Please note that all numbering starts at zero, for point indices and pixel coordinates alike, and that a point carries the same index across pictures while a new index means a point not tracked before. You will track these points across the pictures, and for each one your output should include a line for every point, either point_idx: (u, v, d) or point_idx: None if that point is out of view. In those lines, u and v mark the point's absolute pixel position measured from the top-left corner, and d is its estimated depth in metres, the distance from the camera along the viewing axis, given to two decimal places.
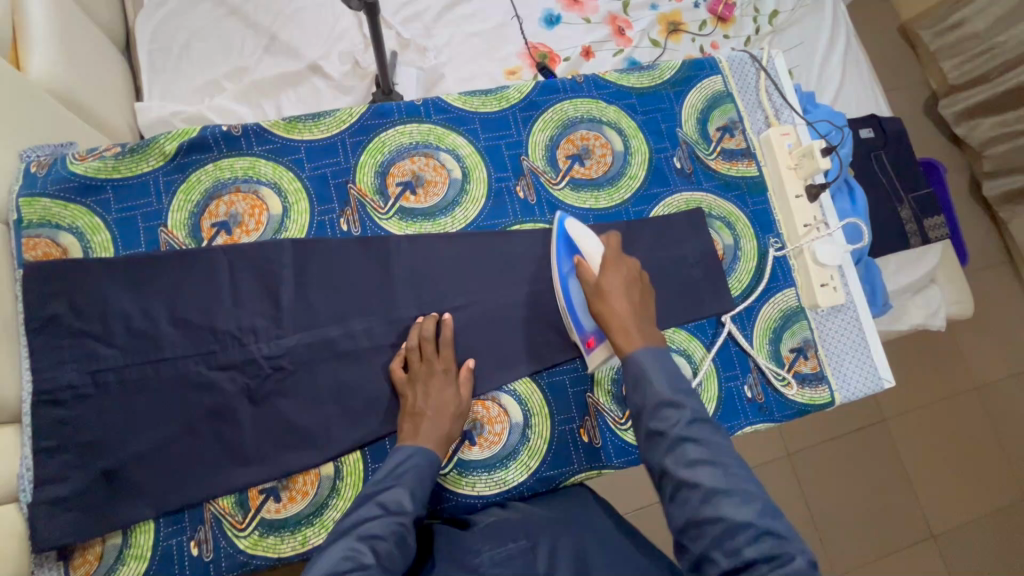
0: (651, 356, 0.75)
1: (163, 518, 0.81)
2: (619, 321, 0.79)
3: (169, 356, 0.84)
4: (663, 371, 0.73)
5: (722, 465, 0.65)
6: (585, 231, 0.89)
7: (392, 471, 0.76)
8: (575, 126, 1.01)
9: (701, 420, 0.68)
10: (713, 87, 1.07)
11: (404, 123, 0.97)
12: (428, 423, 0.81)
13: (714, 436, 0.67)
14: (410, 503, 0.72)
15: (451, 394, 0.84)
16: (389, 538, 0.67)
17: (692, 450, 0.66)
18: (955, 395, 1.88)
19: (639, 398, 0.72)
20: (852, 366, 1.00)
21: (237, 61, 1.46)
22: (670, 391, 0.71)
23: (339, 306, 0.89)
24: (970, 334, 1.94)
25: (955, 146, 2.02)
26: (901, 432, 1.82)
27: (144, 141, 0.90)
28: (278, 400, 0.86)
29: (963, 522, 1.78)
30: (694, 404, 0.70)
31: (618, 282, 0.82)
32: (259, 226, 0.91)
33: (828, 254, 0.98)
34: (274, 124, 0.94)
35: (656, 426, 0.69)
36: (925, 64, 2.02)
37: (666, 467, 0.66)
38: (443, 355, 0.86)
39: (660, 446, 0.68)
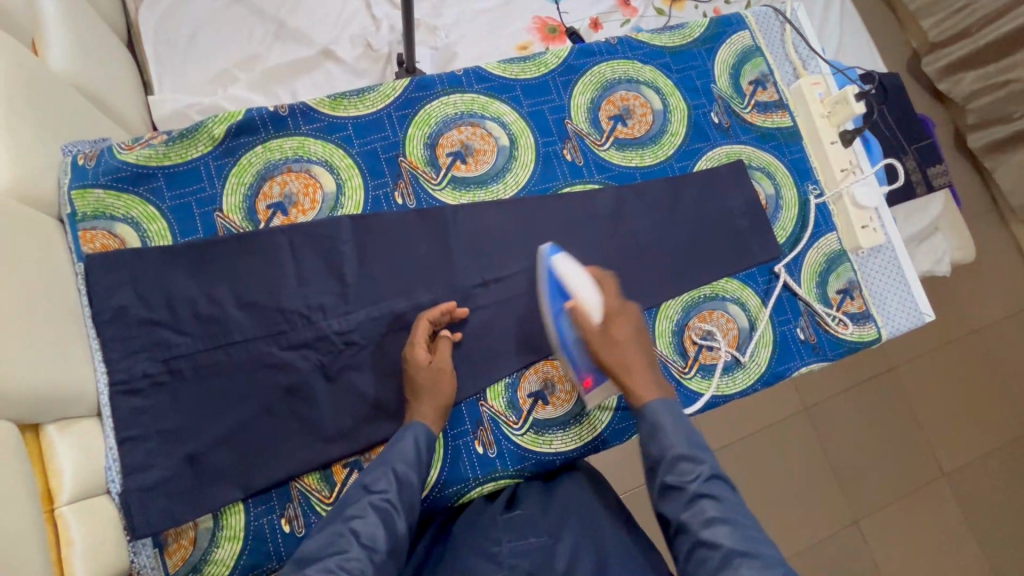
0: (666, 408, 0.81)
1: (252, 499, 0.81)
2: (631, 375, 0.83)
3: (241, 340, 0.84)
4: (677, 424, 0.80)
5: (738, 526, 0.71)
6: (574, 268, 0.86)
7: (380, 454, 0.78)
8: (614, 88, 1.02)
9: (716, 478, 0.75)
10: (742, 42, 1.09)
11: (448, 94, 0.97)
12: (416, 402, 0.82)
13: (728, 494, 0.74)
14: (390, 484, 0.75)
15: (421, 371, 0.83)
16: (368, 520, 0.71)
17: (708, 508, 0.73)
18: (956, 341, 1.96)
19: (657, 449, 0.79)
20: (894, 303, 1.04)
21: (247, 49, 1.44)
22: (688, 445, 0.78)
23: (402, 279, 0.90)
24: (970, 279, 2.02)
25: (938, 104, 2.09)
26: (911, 378, 1.89)
27: (191, 126, 0.88)
28: (353, 375, 0.86)
29: (974, 458, 1.86)
30: (710, 458, 0.77)
31: (627, 333, 0.84)
32: (314, 204, 0.91)
33: (866, 196, 1.03)
34: (319, 102, 0.93)
35: (673, 479, 0.76)
36: (906, 25, 2.08)
37: (683, 524, 0.73)
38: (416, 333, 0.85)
39: (677, 500, 0.75)
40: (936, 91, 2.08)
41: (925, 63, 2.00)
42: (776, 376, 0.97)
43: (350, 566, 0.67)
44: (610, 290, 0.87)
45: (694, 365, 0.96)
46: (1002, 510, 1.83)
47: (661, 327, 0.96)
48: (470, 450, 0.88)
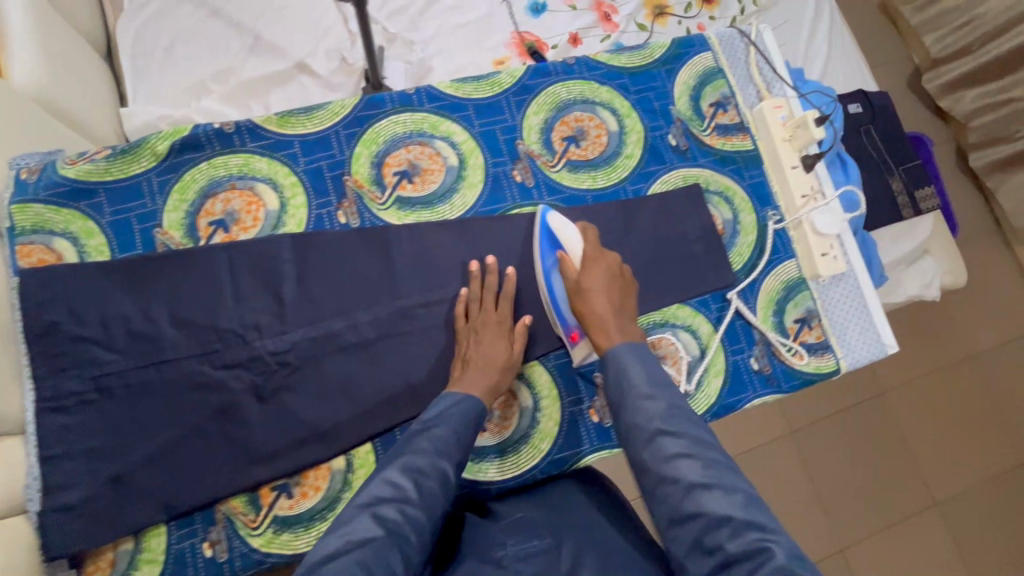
0: (629, 351, 0.78)
1: (175, 522, 0.80)
2: (600, 318, 0.82)
3: (173, 358, 0.83)
4: (641, 364, 0.77)
5: (700, 459, 0.67)
6: (565, 223, 0.90)
7: (440, 412, 0.77)
8: (568, 108, 1.00)
9: (678, 413, 0.71)
10: (704, 63, 1.07)
11: (398, 112, 0.96)
12: (476, 373, 0.83)
13: (689, 427, 0.70)
14: (454, 444, 0.74)
15: (496, 342, 0.86)
16: (433, 476, 0.70)
17: (669, 443, 0.69)
18: (943, 366, 1.90)
19: (616, 391, 0.75)
20: (855, 334, 1.01)
21: (222, 61, 1.45)
22: (647, 384, 0.74)
23: (342, 299, 0.89)
24: (964, 303, 1.96)
25: (941, 120, 2.04)
26: (901, 405, 1.83)
27: (134, 141, 0.88)
28: (286, 396, 0.85)
29: (965, 486, 1.80)
30: (669, 395, 0.73)
31: (601, 281, 0.84)
32: (256, 222, 0.90)
33: (827, 223, 1.00)
34: (266, 119, 0.92)
35: (633, 420, 0.72)
36: (908, 41, 2.05)
37: (645, 464, 0.69)
38: (500, 309, 0.89)
39: (638, 439, 0.71)
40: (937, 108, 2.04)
41: (925, 79, 1.96)
42: (727, 408, 0.94)
43: (410, 513, 0.66)
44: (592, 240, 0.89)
45: None
46: (992, 545, 1.76)
47: None
48: None
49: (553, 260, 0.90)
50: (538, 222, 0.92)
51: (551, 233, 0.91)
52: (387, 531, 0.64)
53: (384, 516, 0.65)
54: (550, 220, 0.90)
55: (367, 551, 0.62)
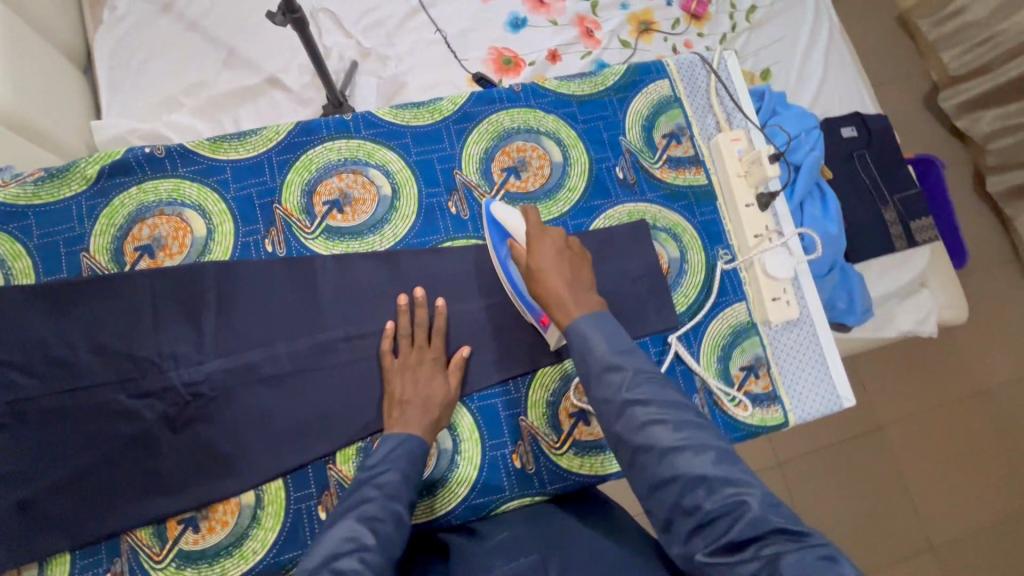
0: (590, 325, 0.73)
1: (80, 550, 0.80)
2: (556, 303, 0.75)
3: (87, 385, 0.82)
4: (603, 334, 0.72)
5: (672, 422, 0.65)
6: (507, 209, 0.85)
7: (384, 456, 0.77)
8: (510, 137, 0.97)
9: (645, 381, 0.68)
10: (659, 92, 1.02)
11: (333, 139, 0.94)
12: (412, 414, 0.81)
13: (658, 393, 0.67)
14: (404, 486, 0.74)
15: (430, 376, 0.84)
16: (387, 520, 0.70)
17: (640, 412, 0.66)
18: (950, 400, 1.67)
19: (582, 366, 0.72)
20: (807, 385, 0.95)
21: (195, 75, 1.45)
22: (611, 355, 0.70)
23: (263, 330, 0.87)
24: (980, 342, 1.72)
25: (958, 141, 1.82)
26: (899, 443, 1.61)
27: (64, 165, 0.88)
28: (199, 427, 0.84)
29: (971, 532, 1.57)
30: (634, 361, 0.70)
31: (550, 254, 0.78)
32: (183, 248, 0.89)
33: (779, 266, 0.93)
34: (198, 144, 0.92)
35: (604, 393, 0.69)
36: (925, 56, 1.84)
37: (621, 434, 0.67)
38: (435, 345, 0.86)
39: (609, 413, 0.68)
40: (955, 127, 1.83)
41: (941, 98, 1.79)
42: None
43: (370, 561, 0.65)
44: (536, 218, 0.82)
45: (567, 441, 0.89)
46: None
47: (535, 397, 0.90)
48: (313, 515, 0.84)
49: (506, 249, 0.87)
50: (486, 217, 0.88)
51: (495, 222, 0.88)
52: None
53: (347, 567, 0.64)
54: (493, 212, 0.86)
55: None
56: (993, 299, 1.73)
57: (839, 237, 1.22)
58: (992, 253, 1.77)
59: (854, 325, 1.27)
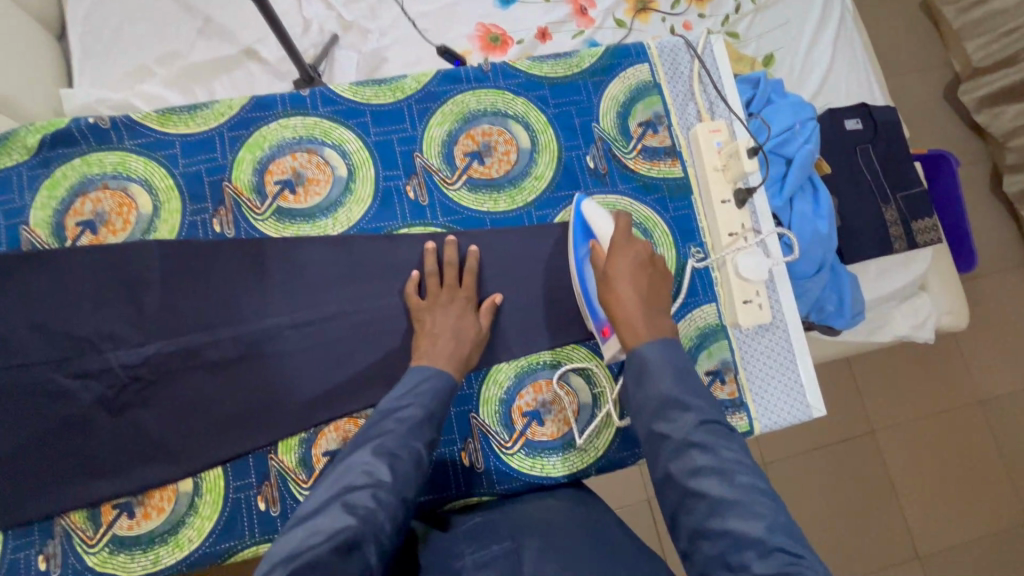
0: (662, 352, 0.70)
1: (11, 532, 0.78)
2: (626, 312, 0.73)
3: (22, 363, 0.80)
4: (670, 366, 0.68)
5: (728, 475, 0.59)
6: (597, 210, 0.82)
7: (407, 391, 0.72)
8: (476, 120, 0.92)
9: (707, 424, 0.64)
10: (638, 77, 0.97)
11: (288, 115, 0.90)
12: (436, 350, 0.78)
13: (722, 442, 0.62)
14: (426, 423, 0.70)
15: (457, 314, 0.81)
16: (406, 456, 0.66)
17: (697, 456, 0.61)
18: (949, 407, 1.59)
19: (642, 396, 0.68)
20: (776, 393, 0.90)
21: (170, 44, 1.40)
22: (677, 390, 0.66)
23: (208, 314, 0.84)
24: (991, 351, 1.63)
25: (977, 137, 1.72)
26: (890, 448, 1.54)
27: (4, 134, 0.85)
28: (138, 411, 0.81)
29: (961, 541, 1.51)
30: (702, 404, 0.65)
31: (628, 265, 0.76)
32: (127, 225, 0.86)
33: (752, 266, 0.87)
34: (145, 116, 0.88)
35: (661, 428, 0.65)
36: (949, 45, 1.72)
37: (670, 474, 0.62)
38: (466, 284, 0.84)
39: (663, 449, 0.64)
40: (973, 123, 1.71)
41: (960, 91, 1.68)
42: (611, 465, 0.87)
43: (383, 498, 0.61)
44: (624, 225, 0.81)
45: (519, 441, 0.86)
46: None
47: (488, 394, 0.86)
48: (252, 506, 0.81)
49: (586, 250, 0.84)
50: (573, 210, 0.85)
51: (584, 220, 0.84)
52: (360, 517, 0.59)
53: (359, 502, 0.60)
54: (583, 209, 0.83)
55: (338, 542, 0.56)
56: (1000, 307, 1.65)
57: (830, 234, 1.13)
58: (1005, 258, 1.68)
59: (841, 329, 1.21)
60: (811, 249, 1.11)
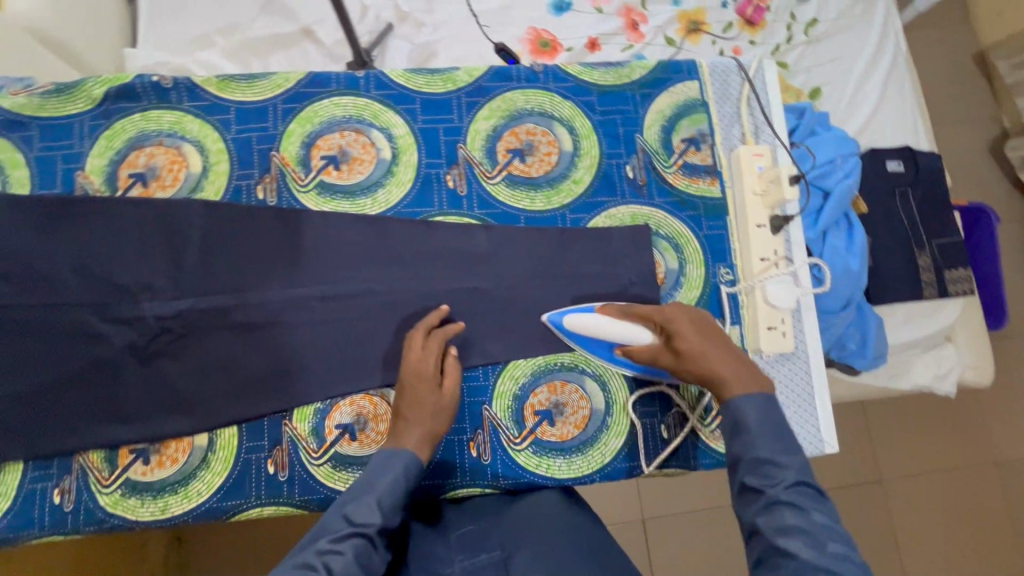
0: (759, 405, 0.68)
1: (33, 462, 0.81)
2: (715, 373, 0.71)
3: (62, 302, 0.83)
4: (767, 423, 0.67)
5: (819, 539, 0.58)
6: (587, 317, 0.82)
7: (361, 482, 0.72)
8: (522, 119, 0.93)
9: (803, 486, 0.62)
10: (686, 93, 0.97)
11: (340, 94, 0.92)
12: (402, 423, 0.77)
13: (816, 505, 0.61)
14: (373, 515, 0.69)
15: (433, 391, 0.78)
16: (347, 553, 0.65)
17: (789, 516, 0.60)
18: (962, 465, 1.55)
19: (739, 448, 0.66)
20: (791, 423, 0.90)
21: (231, 16, 1.45)
22: (775, 448, 0.65)
23: (240, 277, 0.86)
24: (1013, 416, 1.59)
25: (1020, 194, 1.69)
26: (895, 499, 1.51)
27: (72, 82, 0.89)
28: (163, 361, 0.84)
29: None
30: (795, 461, 0.64)
31: (690, 339, 0.73)
32: (176, 182, 0.89)
33: (782, 294, 0.87)
34: (206, 80, 0.91)
35: (754, 482, 0.64)
36: (1001, 99, 1.70)
37: (757, 528, 0.61)
38: (429, 345, 0.80)
39: (753, 503, 0.63)
40: (1017, 180, 1.68)
41: (1007, 146, 1.64)
42: (618, 472, 0.87)
43: None
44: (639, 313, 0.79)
45: (528, 437, 0.86)
46: None
47: (502, 388, 0.87)
48: (261, 468, 0.83)
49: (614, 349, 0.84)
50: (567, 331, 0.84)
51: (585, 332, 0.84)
52: None
53: None
54: (576, 320, 0.83)
55: None
56: None
57: (861, 273, 1.12)
58: None
59: (862, 369, 1.19)
60: (840, 284, 1.10)
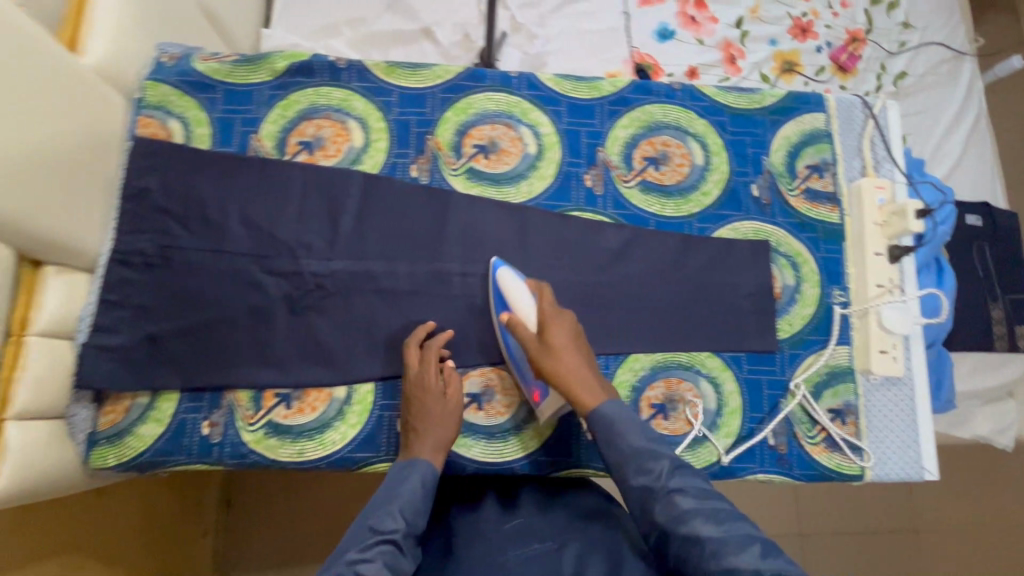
0: (615, 410, 0.75)
1: (187, 394, 0.87)
2: (574, 375, 0.78)
3: (228, 249, 0.90)
4: (631, 423, 0.74)
5: (711, 513, 0.65)
6: (513, 279, 0.86)
7: (383, 495, 0.74)
8: (658, 130, 1.00)
9: (681, 470, 0.69)
10: (812, 124, 1.03)
11: (494, 90, 1.00)
12: (413, 438, 0.81)
13: (694, 480, 0.68)
14: (396, 521, 0.70)
15: (440, 401, 0.83)
16: (377, 560, 0.66)
17: (681, 502, 0.66)
18: (1010, 525, 1.56)
19: (615, 451, 0.72)
20: (892, 446, 0.93)
21: (360, 11, 1.55)
22: (645, 442, 0.72)
23: (389, 246, 0.93)
24: None
25: None
26: (939, 551, 1.52)
27: (260, 55, 0.97)
28: (314, 315, 0.90)
29: None
30: (667, 451, 0.71)
31: (566, 337, 0.80)
32: (338, 153, 0.96)
33: (896, 321, 0.93)
34: (375, 65, 0.99)
35: (643, 480, 0.69)
36: None
37: (661, 524, 0.66)
38: (427, 359, 0.85)
39: (651, 502, 0.68)
40: None
41: None
42: (726, 471, 0.90)
43: None
44: (544, 297, 0.84)
45: None
46: None
47: (622, 378, 0.91)
48: (393, 426, 0.88)
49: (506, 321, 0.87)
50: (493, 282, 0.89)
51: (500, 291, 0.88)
52: None
53: None
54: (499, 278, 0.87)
55: None
56: None
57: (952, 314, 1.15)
58: None
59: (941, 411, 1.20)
60: None
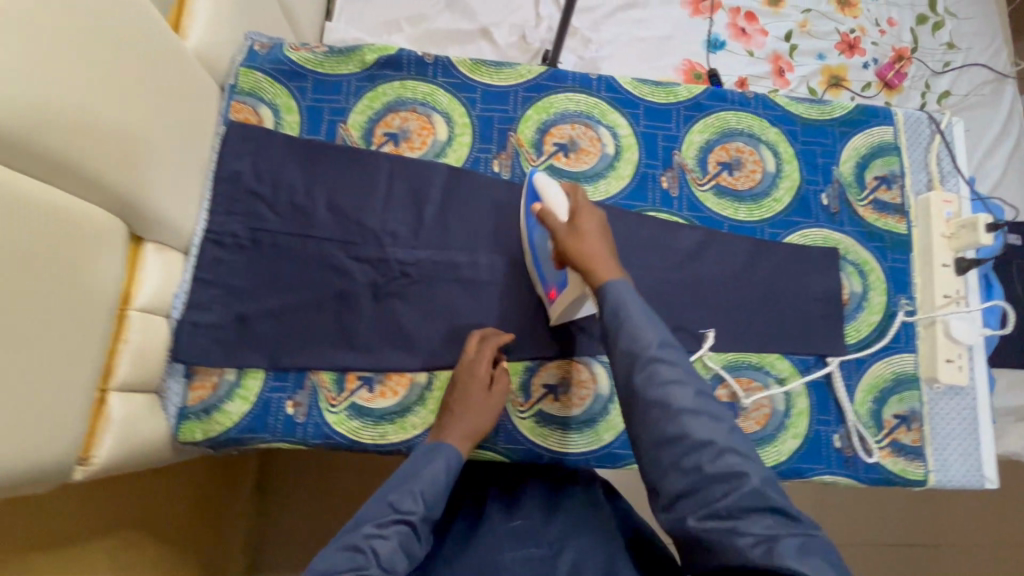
0: (627, 290, 0.73)
1: (272, 373, 0.89)
2: (593, 256, 0.76)
3: (317, 234, 0.92)
4: (641, 308, 0.72)
5: (689, 386, 0.67)
6: (550, 179, 0.86)
7: (405, 474, 0.75)
8: (732, 137, 1.03)
9: (670, 346, 0.69)
10: (881, 136, 1.05)
11: (575, 91, 1.02)
12: (447, 421, 0.82)
13: (683, 360, 0.69)
14: (415, 503, 0.72)
15: (483, 394, 0.84)
16: (391, 538, 0.69)
17: (662, 370, 0.67)
18: None
19: (613, 319, 0.72)
20: (954, 454, 0.95)
21: (421, 9, 1.58)
22: (643, 317, 0.71)
23: (471, 238, 0.95)
24: None
25: None
26: (969, 566, 1.53)
27: (350, 47, 1.00)
28: (397, 301, 0.92)
29: None
30: (661, 329, 0.71)
31: (595, 224, 0.79)
32: (423, 145, 0.99)
33: (963, 331, 0.94)
34: (461, 61, 1.02)
35: (628, 345, 0.70)
36: None
37: (636, 386, 0.68)
38: (484, 351, 0.86)
39: (628, 365, 0.69)
40: None
41: None
42: (794, 471, 0.92)
43: None
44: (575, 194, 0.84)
45: None
46: None
47: None
48: None
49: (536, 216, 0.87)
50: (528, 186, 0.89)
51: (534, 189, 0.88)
52: None
53: None
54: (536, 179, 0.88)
55: None
56: None
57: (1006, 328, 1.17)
58: None
59: None
60: None
